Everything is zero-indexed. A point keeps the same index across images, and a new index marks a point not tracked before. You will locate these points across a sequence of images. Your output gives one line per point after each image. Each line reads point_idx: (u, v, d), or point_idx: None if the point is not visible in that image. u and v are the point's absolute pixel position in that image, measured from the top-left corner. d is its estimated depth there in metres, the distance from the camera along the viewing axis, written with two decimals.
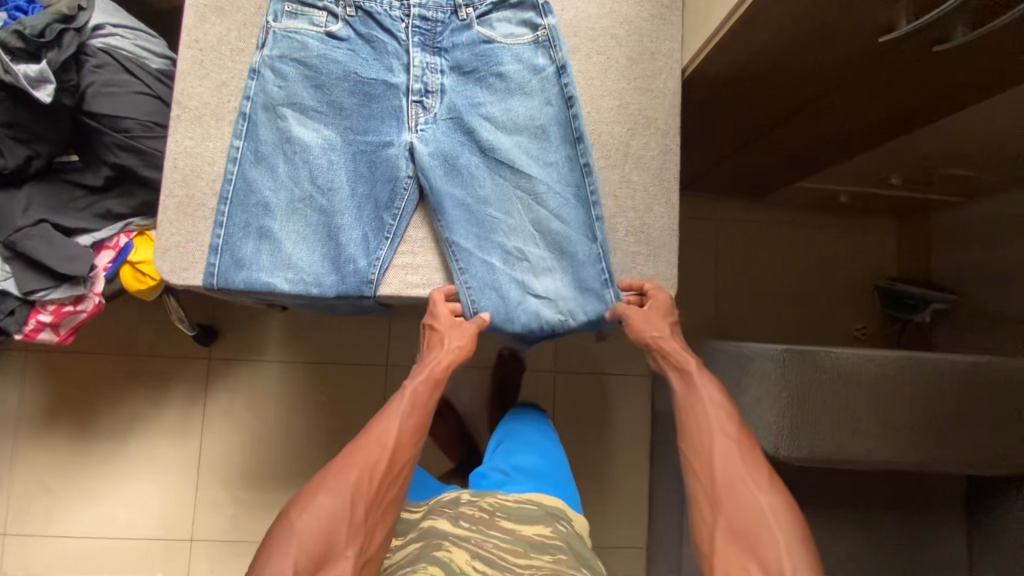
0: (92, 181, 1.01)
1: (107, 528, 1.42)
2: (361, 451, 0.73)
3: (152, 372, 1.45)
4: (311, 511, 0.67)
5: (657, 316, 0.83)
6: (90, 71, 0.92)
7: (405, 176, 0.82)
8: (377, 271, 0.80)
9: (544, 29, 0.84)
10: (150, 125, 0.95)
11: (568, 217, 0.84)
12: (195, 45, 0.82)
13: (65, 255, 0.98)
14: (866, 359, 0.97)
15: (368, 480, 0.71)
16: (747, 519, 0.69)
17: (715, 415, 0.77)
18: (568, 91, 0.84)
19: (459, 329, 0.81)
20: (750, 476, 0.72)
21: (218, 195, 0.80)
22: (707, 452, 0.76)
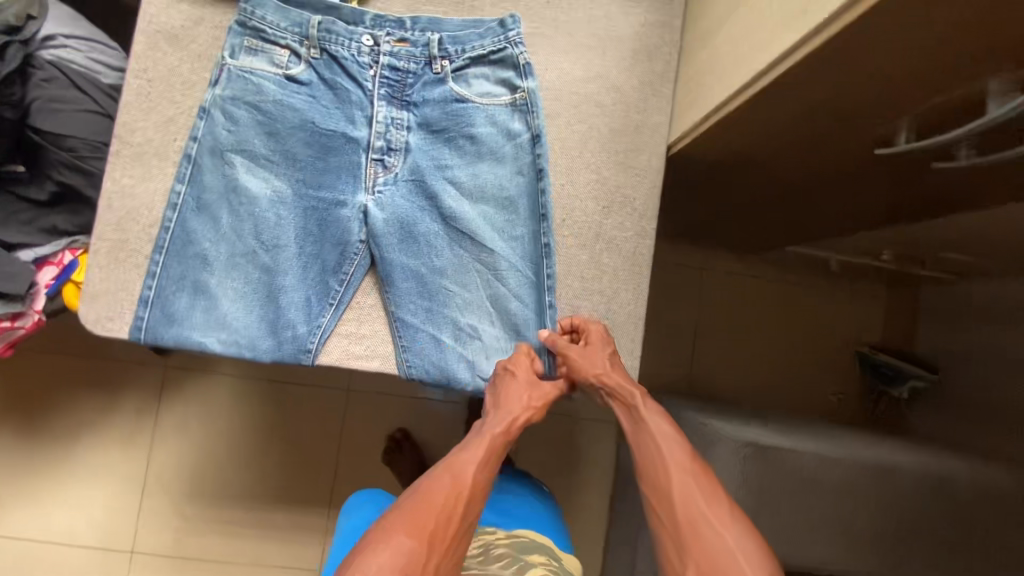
0: (38, 196, 0.95)
1: (47, 532, 1.39)
2: (433, 496, 0.65)
3: (105, 376, 1.41)
4: (382, 558, 0.59)
5: (597, 352, 0.77)
6: (36, 85, 0.85)
7: (357, 241, 0.77)
8: (317, 340, 0.76)
9: (522, 92, 0.78)
10: (98, 146, 0.89)
11: (523, 300, 0.80)
12: (143, 75, 0.76)
13: (5, 273, 0.92)
14: (832, 462, 0.94)
15: (443, 530, 0.63)
16: (716, 563, 0.60)
17: (667, 447, 0.69)
18: (540, 164, 0.78)
19: (538, 387, 0.77)
20: (714, 513, 0.63)
21: (155, 242, 0.75)
22: (664, 491, 0.67)
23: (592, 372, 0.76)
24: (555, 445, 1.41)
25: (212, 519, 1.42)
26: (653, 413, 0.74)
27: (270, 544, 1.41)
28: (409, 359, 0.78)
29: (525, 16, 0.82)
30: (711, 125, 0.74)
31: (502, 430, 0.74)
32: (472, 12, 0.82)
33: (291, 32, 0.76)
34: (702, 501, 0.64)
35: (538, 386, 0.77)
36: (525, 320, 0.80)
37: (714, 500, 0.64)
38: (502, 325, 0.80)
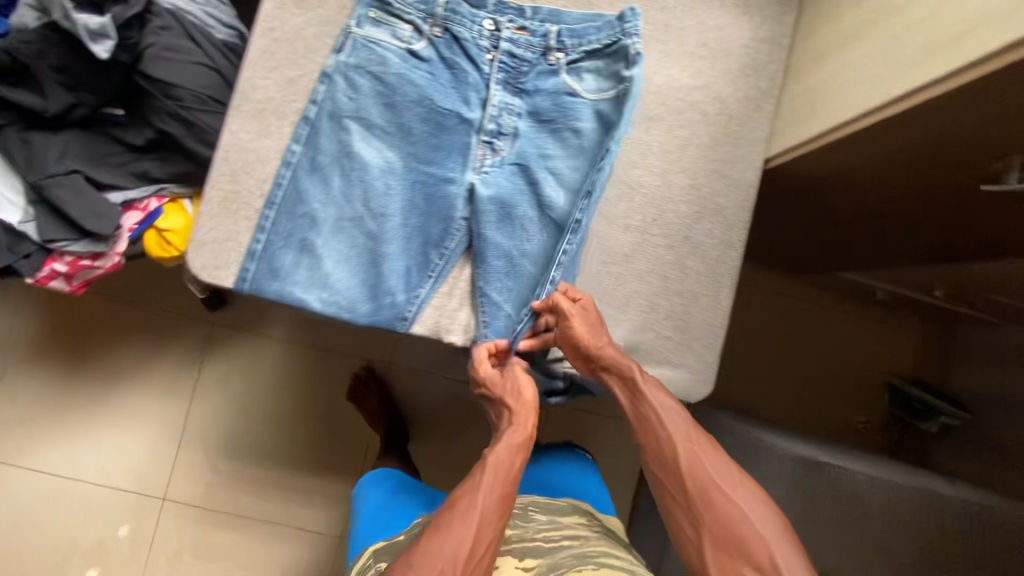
0: (134, 140, 0.97)
1: (80, 472, 1.41)
2: (445, 534, 0.62)
3: (153, 325, 1.43)
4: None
5: (592, 319, 0.75)
6: (153, 31, 0.86)
7: (460, 218, 0.80)
8: (414, 310, 0.79)
9: (627, 83, 0.77)
10: (205, 99, 0.90)
11: (578, 282, 0.80)
12: (270, 34, 0.78)
13: (91, 211, 0.94)
14: (880, 484, 0.97)
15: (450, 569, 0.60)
16: (728, 526, 0.62)
17: (670, 417, 0.69)
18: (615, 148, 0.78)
19: (517, 386, 0.76)
20: (722, 477, 0.65)
21: (267, 199, 0.77)
22: (669, 461, 0.67)
23: (586, 341, 0.73)
24: None
25: (243, 476, 1.44)
26: (655, 384, 0.72)
27: (298, 505, 1.44)
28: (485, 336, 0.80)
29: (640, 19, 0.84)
30: (821, 144, 0.76)
31: (502, 452, 0.71)
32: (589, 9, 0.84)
33: (417, 9, 0.78)
34: (708, 466, 0.65)
35: (523, 392, 0.76)
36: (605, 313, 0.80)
37: (721, 464, 0.66)
38: None
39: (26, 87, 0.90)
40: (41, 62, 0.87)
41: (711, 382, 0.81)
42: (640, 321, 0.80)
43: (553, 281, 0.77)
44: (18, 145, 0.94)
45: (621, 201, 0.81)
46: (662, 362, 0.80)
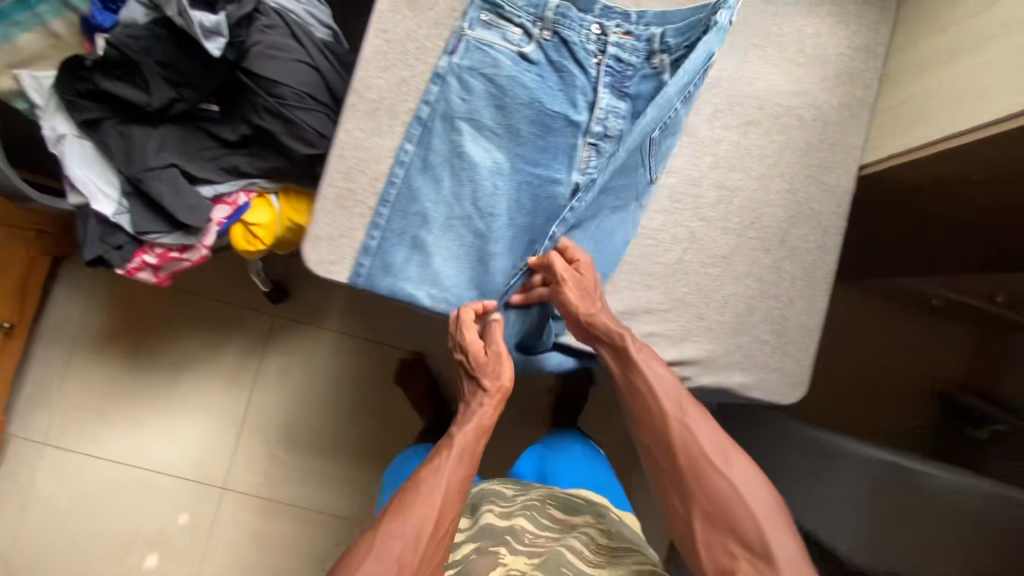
0: (227, 135, 0.98)
1: (143, 460, 1.45)
2: (412, 511, 0.66)
3: (217, 318, 1.46)
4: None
5: (585, 284, 0.75)
6: (259, 30, 0.88)
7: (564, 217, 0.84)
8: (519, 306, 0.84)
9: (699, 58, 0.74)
10: (304, 96, 0.91)
11: (679, 280, 0.81)
12: (383, 35, 0.80)
13: (186, 205, 0.96)
14: (967, 491, 0.99)
15: (415, 542, 0.64)
16: (720, 502, 0.63)
17: (663, 394, 0.69)
18: (668, 118, 0.77)
19: (495, 366, 0.80)
20: (713, 454, 0.65)
21: (381, 195, 0.80)
22: (660, 434, 0.69)
23: (577, 306, 0.73)
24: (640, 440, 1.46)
25: (302, 467, 1.47)
26: (647, 357, 0.73)
27: (354, 497, 1.46)
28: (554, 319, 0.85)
29: (741, 26, 0.86)
30: (932, 152, 0.76)
31: (471, 431, 0.77)
32: None
33: (527, 11, 0.79)
34: (700, 442, 0.66)
35: (500, 376, 0.80)
36: (704, 314, 0.80)
37: (713, 441, 0.66)
38: (678, 316, 0.80)
39: (130, 82, 0.91)
40: (148, 58, 0.88)
41: (805, 385, 0.81)
42: (738, 322, 0.81)
43: (553, 237, 0.78)
44: (116, 139, 0.96)
45: (718, 204, 0.82)
46: (759, 366, 0.81)
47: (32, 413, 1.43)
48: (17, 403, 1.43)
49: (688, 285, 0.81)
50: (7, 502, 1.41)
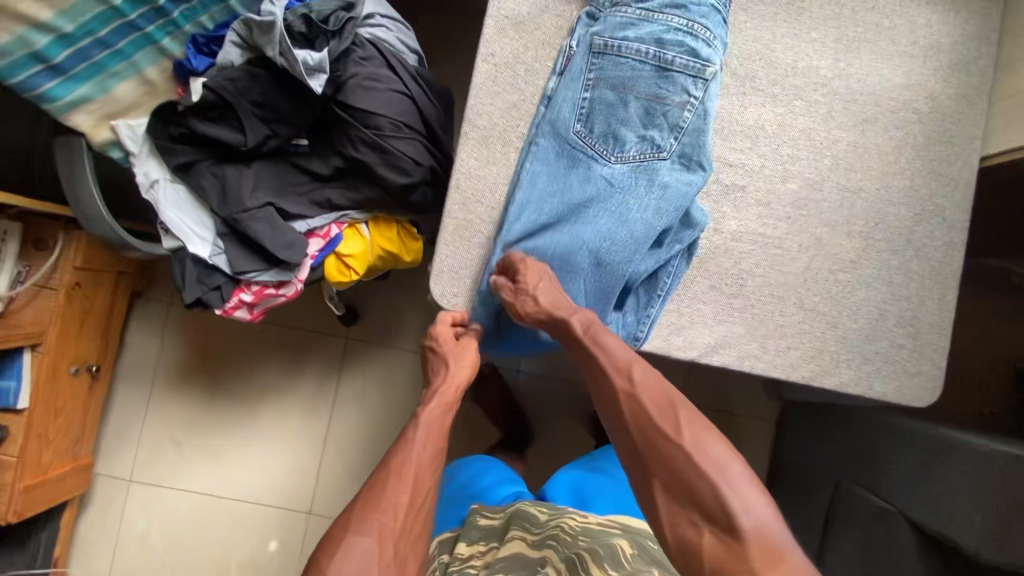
0: (319, 169, 0.97)
1: (227, 490, 1.44)
2: (382, 487, 0.62)
3: (292, 344, 1.47)
4: (341, 559, 0.54)
5: (525, 284, 0.73)
6: (355, 62, 0.87)
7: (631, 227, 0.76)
8: (646, 331, 0.79)
9: (685, 24, 0.72)
10: (400, 126, 0.90)
11: (810, 289, 0.81)
12: (491, 59, 0.78)
13: (283, 242, 0.95)
14: None
15: (387, 514, 0.59)
16: (678, 474, 0.56)
17: (613, 370, 0.66)
18: (582, 107, 0.75)
19: (460, 349, 0.78)
20: (666, 422, 0.60)
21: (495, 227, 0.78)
22: (611, 406, 0.65)
23: (519, 311, 0.73)
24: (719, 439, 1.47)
25: None
26: (594, 333, 0.70)
27: None
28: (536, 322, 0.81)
29: (850, 20, 0.83)
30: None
31: (438, 408, 0.72)
32: (799, 13, 0.82)
33: None
34: (654, 412, 0.61)
35: (465, 360, 0.77)
36: (838, 322, 0.81)
37: (664, 407, 0.61)
38: (812, 326, 0.80)
39: (225, 124, 0.91)
40: (243, 98, 0.88)
41: (941, 389, 0.82)
42: (871, 330, 0.81)
43: (505, 240, 0.76)
44: (211, 180, 0.95)
45: (843, 208, 0.81)
46: (899, 372, 0.81)
47: (117, 451, 1.44)
48: (101, 442, 1.44)
49: (819, 294, 0.81)
50: (99, 540, 1.42)
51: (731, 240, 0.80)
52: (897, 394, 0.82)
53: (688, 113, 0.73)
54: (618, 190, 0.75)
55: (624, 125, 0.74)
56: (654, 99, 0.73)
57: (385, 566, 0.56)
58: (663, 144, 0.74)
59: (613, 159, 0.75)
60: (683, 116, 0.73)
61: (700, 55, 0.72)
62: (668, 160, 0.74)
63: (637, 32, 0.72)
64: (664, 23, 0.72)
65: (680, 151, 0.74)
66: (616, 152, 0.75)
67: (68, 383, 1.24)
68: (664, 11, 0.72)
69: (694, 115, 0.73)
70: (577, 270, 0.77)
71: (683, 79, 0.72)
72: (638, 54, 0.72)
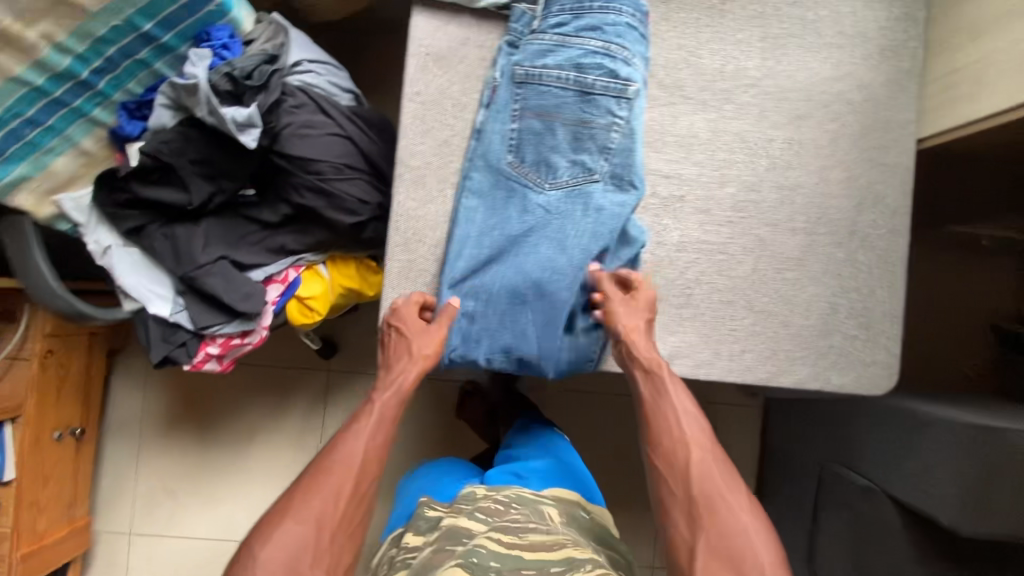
0: (268, 218, 0.97)
1: (227, 532, 1.46)
2: (324, 479, 0.64)
3: (275, 382, 1.47)
4: (275, 542, 0.60)
5: (637, 306, 0.75)
6: (287, 111, 0.86)
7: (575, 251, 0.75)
8: (599, 350, 0.80)
9: (602, 45, 0.72)
10: (342, 168, 0.90)
11: (758, 291, 0.81)
12: (417, 98, 0.78)
13: (241, 293, 0.96)
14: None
15: (326, 507, 0.63)
16: (730, 538, 0.63)
17: (687, 423, 0.70)
18: (511, 139, 0.75)
19: (427, 336, 0.75)
20: (729, 490, 0.66)
21: (442, 271, 0.77)
22: (680, 464, 0.68)
23: (625, 327, 0.75)
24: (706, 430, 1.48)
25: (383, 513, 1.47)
26: (671, 383, 0.73)
27: None
28: (490, 357, 0.78)
29: (774, 17, 0.82)
30: (980, 128, 0.75)
31: (390, 397, 0.72)
32: (722, 16, 0.81)
33: None
34: (719, 476, 0.67)
35: (428, 342, 0.74)
36: (789, 320, 0.81)
37: (731, 479, 0.67)
38: (765, 327, 0.81)
39: (169, 185, 0.91)
40: (182, 158, 0.88)
41: (897, 375, 0.82)
42: (825, 324, 0.82)
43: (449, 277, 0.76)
44: (162, 241, 0.96)
45: (784, 207, 0.82)
46: (855, 363, 0.82)
47: (113, 506, 1.46)
48: (98, 499, 1.45)
49: (768, 294, 0.81)
50: None
51: (675, 251, 0.81)
52: (855, 384, 0.83)
53: (615, 134, 0.74)
54: (556, 216, 0.75)
55: (555, 152, 0.74)
56: (580, 124, 0.73)
57: (318, 553, 0.61)
58: (594, 167, 0.75)
59: (548, 186, 0.75)
60: (610, 137, 0.74)
61: (619, 77, 0.72)
62: (601, 182, 0.75)
63: (556, 59, 0.72)
64: (581, 47, 0.72)
65: (611, 172, 0.75)
66: (550, 179, 0.75)
67: (53, 449, 1.25)
68: (581, 35, 0.72)
69: (622, 135, 0.74)
70: (525, 302, 0.77)
71: (606, 101, 0.73)
72: (559, 81, 0.72)
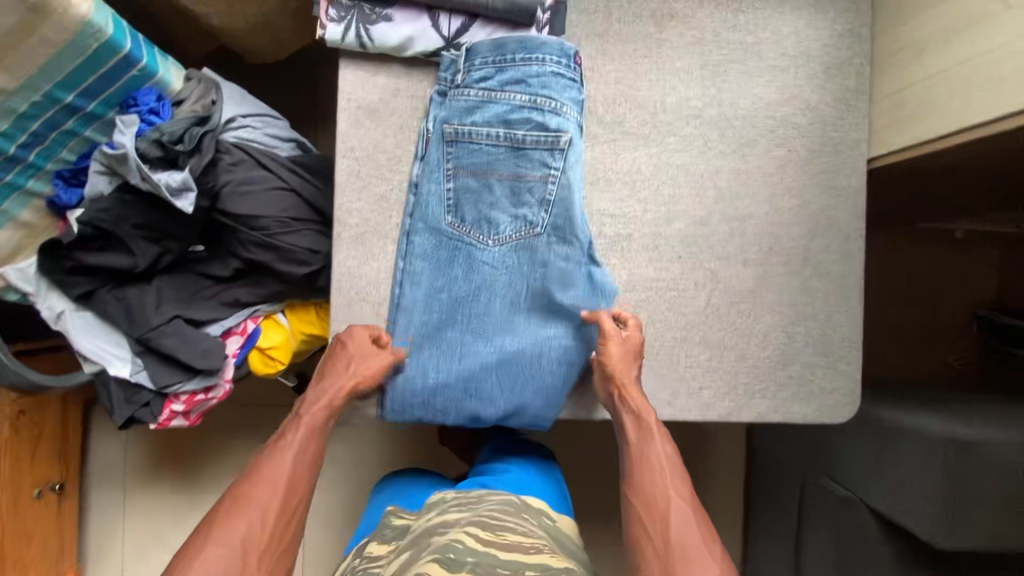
0: (220, 272, 0.96)
1: None
2: (252, 496, 0.65)
3: (254, 421, 1.47)
4: (201, 569, 0.59)
5: (632, 355, 0.75)
6: (225, 169, 0.85)
7: (523, 304, 0.77)
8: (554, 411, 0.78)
9: (529, 98, 0.72)
10: (288, 221, 0.89)
11: (713, 327, 0.80)
12: (351, 153, 0.76)
13: (199, 350, 0.95)
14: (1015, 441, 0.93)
15: (254, 529, 0.63)
16: None
17: (670, 474, 0.70)
18: (448, 199, 0.75)
19: (367, 359, 0.74)
20: (705, 544, 0.65)
21: (391, 336, 0.77)
22: (660, 509, 0.68)
23: (619, 370, 0.74)
24: (690, 442, 1.47)
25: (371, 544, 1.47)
26: (654, 429, 0.73)
27: None
28: (448, 417, 0.77)
29: (714, 43, 0.80)
30: (925, 151, 0.73)
31: (321, 411, 0.74)
32: (659, 46, 0.79)
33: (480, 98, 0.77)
34: (696, 529, 0.66)
35: (367, 365, 0.74)
36: (746, 354, 0.80)
37: (707, 534, 0.66)
38: (721, 363, 0.80)
39: (114, 248, 0.89)
40: (123, 223, 0.86)
41: (858, 403, 0.81)
42: (782, 355, 0.80)
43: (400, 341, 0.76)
44: (115, 304, 0.95)
45: (734, 239, 0.80)
46: (816, 392, 0.81)
47: (104, 554, 1.46)
48: (88, 549, 1.46)
49: (723, 329, 0.80)
50: None
51: (625, 292, 0.79)
52: (817, 413, 0.82)
53: (552, 186, 0.74)
54: (501, 271, 0.76)
55: (494, 208, 0.75)
56: (515, 178, 0.74)
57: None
58: (535, 220, 0.75)
59: (492, 243, 0.76)
60: (547, 189, 0.74)
61: (549, 128, 0.72)
62: (543, 235, 0.75)
63: (484, 116, 0.73)
64: (508, 102, 0.72)
65: (552, 224, 0.75)
66: (493, 235, 0.75)
67: (34, 507, 1.25)
68: (506, 89, 0.72)
69: (558, 186, 0.74)
70: (477, 358, 0.77)
71: (540, 154, 0.73)
72: (489, 139, 0.73)
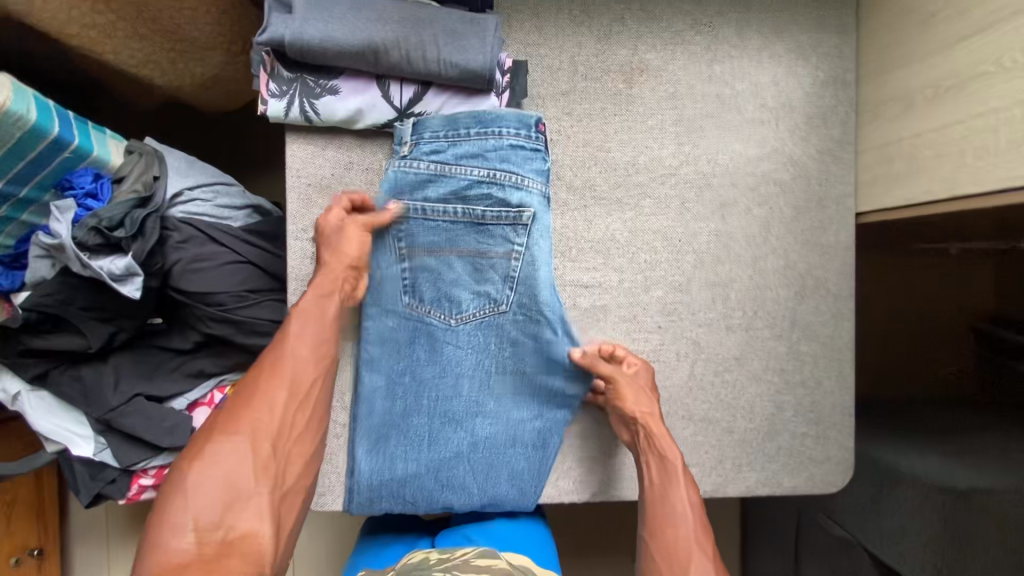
0: (181, 345, 0.91)
1: None
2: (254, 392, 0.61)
3: None
4: (213, 464, 0.56)
5: (645, 391, 0.70)
6: (174, 247, 0.80)
7: (495, 380, 0.73)
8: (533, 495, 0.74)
9: (486, 172, 0.68)
10: (245, 294, 0.84)
11: (698, 399, 0.75)
12: (304, 235, 0.71)
13: (164, 428, 0.90)
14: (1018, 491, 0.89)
15: (259, 420, 0.59)
16: None
17: (692, 524, 0.65)
18: (406, 279, 0.70)
19: (354, 234, 0.66)
20: None
21: (356, 422, 0.72)
22: (680, 564, 0.63)
23: (634, 408, 0.69)
24: None
25: None
26: (678, 468, 0.68)
27: None
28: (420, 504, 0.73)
29: (688, 97, 0.74)
30: (916, 213, 0.68)
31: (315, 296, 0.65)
32: (630, 103, 0.74)
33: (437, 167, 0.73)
34: None
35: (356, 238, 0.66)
36: (733, 426, 0.76)
37: None
38: (707, 437, 0.76)
39: (65, 331, 0.85)
40: (70, 306, 0.80)
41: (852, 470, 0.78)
42: (770, 425, 0.76)
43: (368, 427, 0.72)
44: (70, 384, 0.90)
45: (716, 305, 0.75)
46: (807, 460, 0.77)
47: None
48: None
49: (708, 402, 0.76)
50: None
51: None
52: (808, 482, 0.78)
53: (516, 263, 0.70)
54: (467, 349, 0.72)
55: (456, 286, 0.70)
56: (477, 255, 0.70)
57: (259, 466, 0.58)
58: (500, 297, 0.71)
59: (455, 322, 0.71)
60: (512, 265, 0.70)
61: (509, 204, 0.69)
62: (509, 312, 0.71)
63: (438, 191, 0.68)
64: (465, 177, 0.68)
65: (519, 302, 0.71)
66: (456, 314, 0.71)
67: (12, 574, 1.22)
68: (461, 164, 0.68)
69: (523, 262, 0.70)
70: (447, 444, 0.73)
71: (502, 231, 0.69)
72: (446, 216, 0.69)
